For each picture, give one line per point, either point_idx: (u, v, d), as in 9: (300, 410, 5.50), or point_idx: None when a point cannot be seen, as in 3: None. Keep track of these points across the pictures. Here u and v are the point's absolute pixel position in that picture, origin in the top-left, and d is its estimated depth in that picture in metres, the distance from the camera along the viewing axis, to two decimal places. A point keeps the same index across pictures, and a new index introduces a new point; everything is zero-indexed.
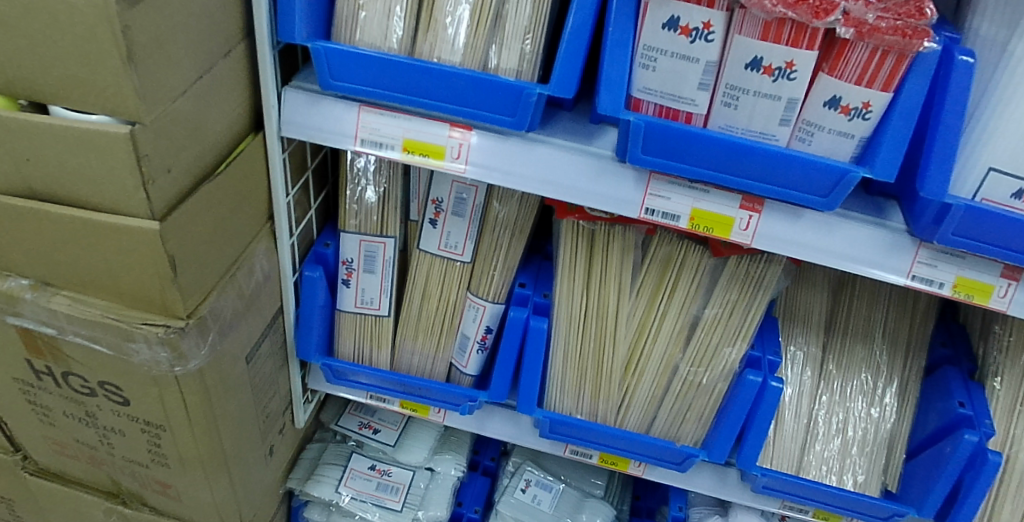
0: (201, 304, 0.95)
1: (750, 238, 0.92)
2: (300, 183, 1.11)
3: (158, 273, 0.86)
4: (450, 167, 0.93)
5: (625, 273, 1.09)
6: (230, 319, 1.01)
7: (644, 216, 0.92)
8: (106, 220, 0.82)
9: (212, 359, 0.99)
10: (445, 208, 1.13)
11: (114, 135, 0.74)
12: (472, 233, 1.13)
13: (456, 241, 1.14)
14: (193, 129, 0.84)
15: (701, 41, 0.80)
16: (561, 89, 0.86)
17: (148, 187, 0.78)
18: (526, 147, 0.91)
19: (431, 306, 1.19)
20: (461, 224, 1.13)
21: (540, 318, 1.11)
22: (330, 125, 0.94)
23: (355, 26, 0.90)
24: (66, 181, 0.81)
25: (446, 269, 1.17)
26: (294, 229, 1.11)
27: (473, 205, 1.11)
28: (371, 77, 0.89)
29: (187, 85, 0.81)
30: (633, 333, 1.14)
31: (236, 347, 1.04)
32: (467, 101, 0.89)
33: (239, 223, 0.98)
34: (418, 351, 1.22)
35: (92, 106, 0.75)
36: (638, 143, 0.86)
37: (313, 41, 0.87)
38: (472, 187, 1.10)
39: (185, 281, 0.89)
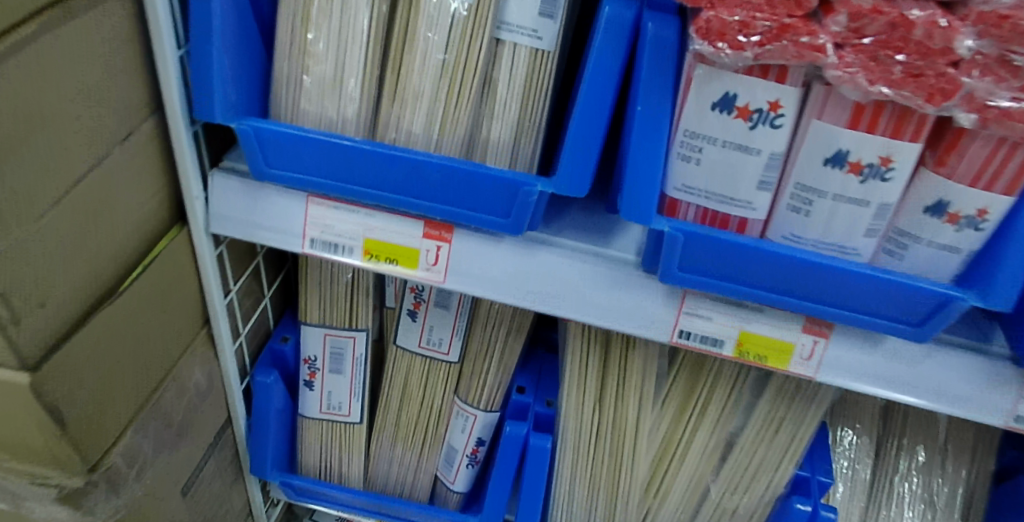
0: (111, 448, 0.74)
1: (814, 369, 0.71)
2: (247, 272, 0.90)
3: (38, 428, 0.66)
4: (424, 277, 0.73)
5: (647, 384, 0.88)
6: (154, 455, 0.80)
7: (677, 340, 0.71)
8: None
9: (131, 509, 0.78)
10: (427, 298, 0.92)
11: None
12: (459, 330, 0.93)
13: (440, 337, 0.93)
14: (75, 242, 0.64)
15: (765, 128, 0.59)
16: (569, 186, 0.65)
17: (9, 330, 0.59)
18: (524, 252, 0.71)
19: (411, 410, 0.98)
20: (446, 318, 0.92)
21: (542, 435, 0.90)
22: (272, 221, 0.73)
23: (299, 94, 0.69)
24: None
25: (429, 370, 0.96)
26: (240, 328, 0.91)
27: (460, 297, 0.90)
28: (321, 165, 0.68)
29: (64, 190, 0.61)
30: (655, 451, 0.93)
31: (165, 485, 0.84)
32: (447, 197, 0.68)
33: (160, 338, 0.77)
34: (397, 463, 1.01)
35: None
36: (675, 258, 0.65)
37: (240, 120, 0.66)
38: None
39: (80, 429, 0.69)
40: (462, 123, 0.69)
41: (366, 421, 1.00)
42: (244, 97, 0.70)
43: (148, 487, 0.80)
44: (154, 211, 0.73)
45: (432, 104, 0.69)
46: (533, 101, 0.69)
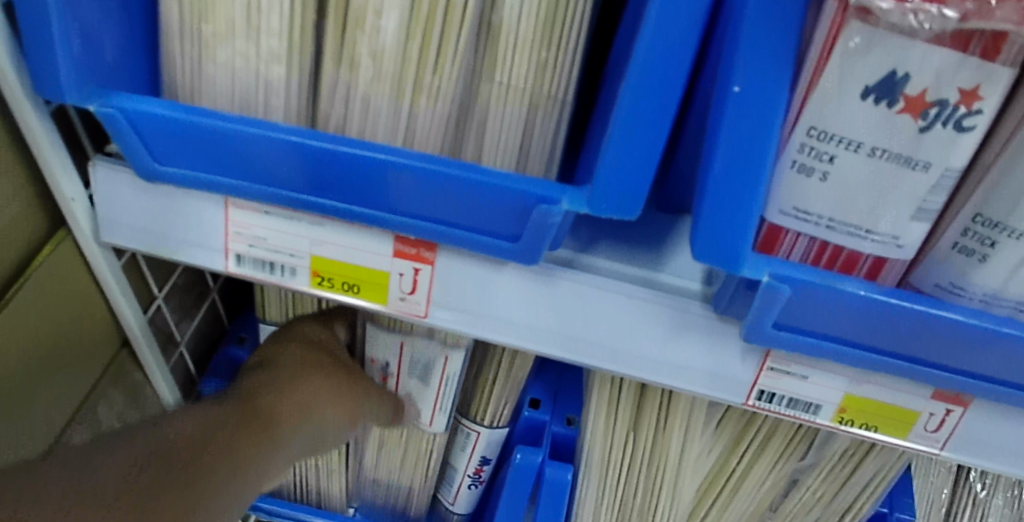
0: (86, 400, 0.65)
1: (940, 442, 0.51)
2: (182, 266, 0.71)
3: None
4: (398, 310, 0.52)
5: (698, 413, 0.67)
6: None
7: (752, 403, 0.51)
8: None
9: None
10: (395, 371, 0.73)
11: None
12: (443, 405, 0.73)
13: (419, 410, 0.75)
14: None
15: (945, 130, 0.37)
16: (609, 202, 0.42)
17: None
18: (542, 282, 0.48)
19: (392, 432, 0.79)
20: (427, 393, 0.73)
21: (561, 466, 0.71)
22: (182, 234, 0.52)
23: (203, 51, 0.47)
24: None
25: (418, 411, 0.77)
26: (177, 335, 0.72)
27: (443, 376, 0.70)
28: (235, 161, 0.45)
29: None
30: (700, 486, 0.74)
31: None
32: (424, 210, 0.45)
33: (143, 290, 0.66)
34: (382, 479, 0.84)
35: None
36: (767, 314, 0.43)
37: (102, 98, 0.43)
38: (440, 354, 0.68)
39: (32, 390, 0.59)
40: (446, 94, 0.46)
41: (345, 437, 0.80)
42: (121, 53, 0.47)
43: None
44: (8, 225, 0.52)
45: (398, 66, 0.45)
46: (556, 63, 0.45)
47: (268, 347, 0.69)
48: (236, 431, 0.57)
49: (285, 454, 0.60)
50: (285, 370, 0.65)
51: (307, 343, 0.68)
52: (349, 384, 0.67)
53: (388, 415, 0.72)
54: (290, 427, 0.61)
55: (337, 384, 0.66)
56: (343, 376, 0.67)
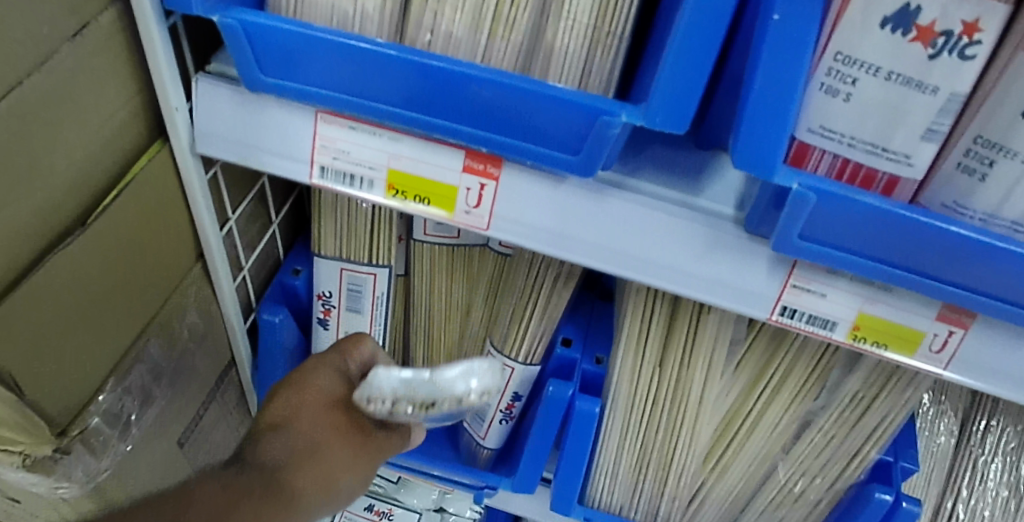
0: (163, 308, 0.71)
1: (943, 363, 0.57)
2: (251, 196, 0.78)
3: (65, 312, 0.59)
4: (465, 222, 0.57)
5: (719, 352, 0.73)
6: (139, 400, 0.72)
7: (776, 318, 0.57)
8: None
9: (137, 445, 0.73)
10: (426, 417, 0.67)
11: None
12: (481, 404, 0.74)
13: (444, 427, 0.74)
14: (9, 173, 0.50)
15: (951, 58, 0.43)
16: (660, 119, 0.48)
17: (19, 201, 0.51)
18: (594, 198, 0.54)
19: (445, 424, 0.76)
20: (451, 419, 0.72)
21: (590, 399, 0.77)
22: (272, 144, 0.58)
23: None
24: None
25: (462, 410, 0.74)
26: (243, 260, 0.79)
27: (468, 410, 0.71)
28: (333, 74, 0.52)
29: None
30: (717, 425, 0.80)
31: (166, 422, 0.77)
32: (495, 124, 0.52)
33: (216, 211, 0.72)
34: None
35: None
36: (796, 223, 0.49)
37: (222, 11, 0.50)
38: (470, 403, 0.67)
39: (123, 293, 0.65)
40: (516, 25, 0.52)
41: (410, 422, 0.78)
42: None
43: (135, 445, 0.72)
44: (121, 127, 0.59)
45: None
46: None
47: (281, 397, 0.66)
48: (263, 502, 0.56)
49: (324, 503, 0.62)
50: (306, 433, 0.63)
51: (328, 399, 0.66)
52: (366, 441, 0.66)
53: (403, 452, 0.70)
54: (310, 495, 0.60)
55: (359, 443, 0.65)
56: (353, 438, 0.65)
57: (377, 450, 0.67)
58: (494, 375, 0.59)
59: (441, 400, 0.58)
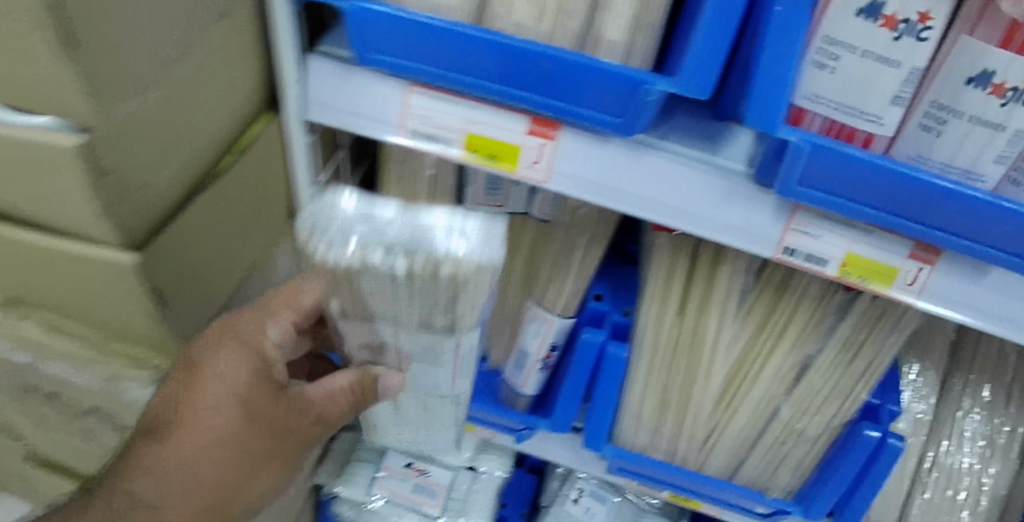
0: (263, 253, 0.85)
1: (916, 294, 0.70)
2: (331, 163, 0.90)
3: (201, 248, 0.72)
4: (527, 176, 0.69)
5: (731, 302, 0.87)
6: None
7: (780, 256, 0.70)
8: (71, 248, 0.66)
9: None
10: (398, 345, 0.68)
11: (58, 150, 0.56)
12: (466, 365, 0.72)
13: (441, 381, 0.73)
14: (171, 127, 0.65)
15: (909, 40, 0.56)
16: (690, 87, 0.60)
17: (174, 150, 0.66)
18: (634, 156, 0.66)
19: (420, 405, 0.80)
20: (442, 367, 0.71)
21: (620, 345, 0.89)
22: (370, 110, 0.71)
23: None
24: (24, 201, 0.64)
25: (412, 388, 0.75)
26: None
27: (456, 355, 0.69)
28: (428, 50, 0.64)
29: (161, 69, 0.61)
30: (730, 367, 0.93)
31: None
32: (557, 92, 0.63)
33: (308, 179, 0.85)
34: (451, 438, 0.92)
35: (28, 102, 0.57)
36: (795, 170, 0.62)
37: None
38: (451, 339, 0.66)
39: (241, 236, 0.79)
40: (573, 17, 0.66)
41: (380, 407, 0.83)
42: None
43: None
44: (245, 98, 0.74)
45: None
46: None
47: (177, 384, 0.69)
48: None
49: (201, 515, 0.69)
50: (189, 436, 0.68)
51: (221, 394, 0.68)
52: (276, 425, 0.70)
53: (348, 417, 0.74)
54: None
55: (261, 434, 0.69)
56: (264, 428, 0.70)
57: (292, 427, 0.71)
58: (491, 245, 0.59)
59: (419, 255, 0.58)
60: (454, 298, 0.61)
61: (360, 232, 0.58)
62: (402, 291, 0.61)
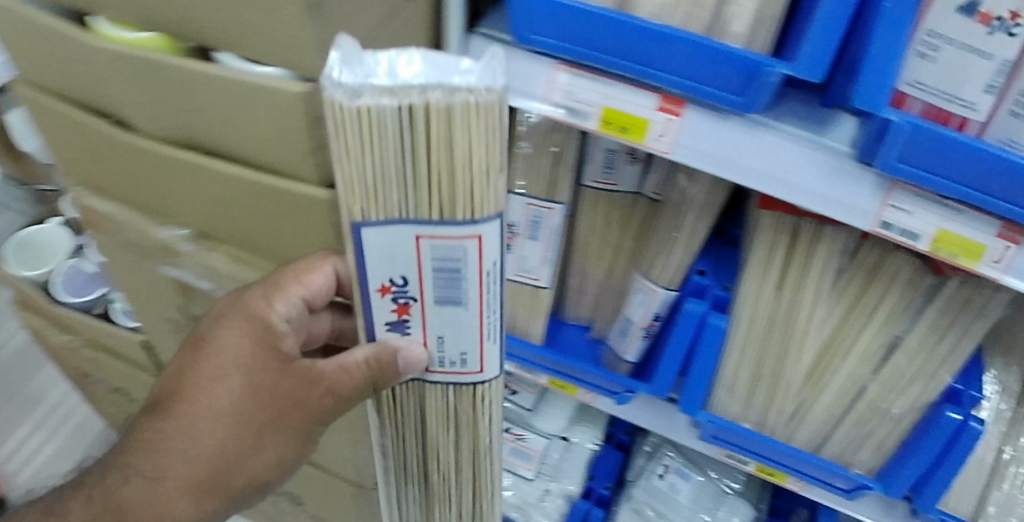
0: None
1: (1002, 271, 0.77)
2: None
3: None
4: (653, 147, 0.79)
5: (826, 280, 0.95)
6: None
7: (876, 229, 0.79)
8: (271, 182, 0.80)
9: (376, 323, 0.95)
10: (420, 298, 0.68)
11: (287, 95, 0.71)
12: (490, 335, 0.71)
13: (465, 346, 0.72)
14: None
15: (1002, 35, 0.65)
16: (808, 71, 0.69)
17: None
18: (749, 132, 0.76)
19: (426, 440, 0.84)
20: (462, 315, 0.69)
21: (720, 315, 0.97)
22: (519, 85, 0.81)
23: None
24: (238, 142, 0.79)
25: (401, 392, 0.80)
26: None
27: (476, 277, 0.66)
28: (580, 33, 0.74)
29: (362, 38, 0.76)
30: (821, 344, 1.01)
31: None
32: (690, 72, 0.72)
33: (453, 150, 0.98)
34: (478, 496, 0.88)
35: (270, 61, 0.72)
36: (894, 149, 0.71)
37: None
38: (473, 234, 0.63)
39: None
40: None
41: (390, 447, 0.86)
42: None
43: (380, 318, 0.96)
44: None
45: None
46: None
47: (187, 359, 0.76)
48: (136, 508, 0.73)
49: (208, 484, 0.76)
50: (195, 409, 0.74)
51: (225, 368, 0.75)
52: (283, 397, 0.77)
53: (355, 398, 0.79)
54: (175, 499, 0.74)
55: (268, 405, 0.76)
56: (271, 400, 0.76)
57: (300, 399, 0.77)
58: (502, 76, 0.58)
59: (434, 91, 0.57)
60: (466, 132, 0.59)
61: (366, 76, 0.58)
62: (413, 132, 0.60)
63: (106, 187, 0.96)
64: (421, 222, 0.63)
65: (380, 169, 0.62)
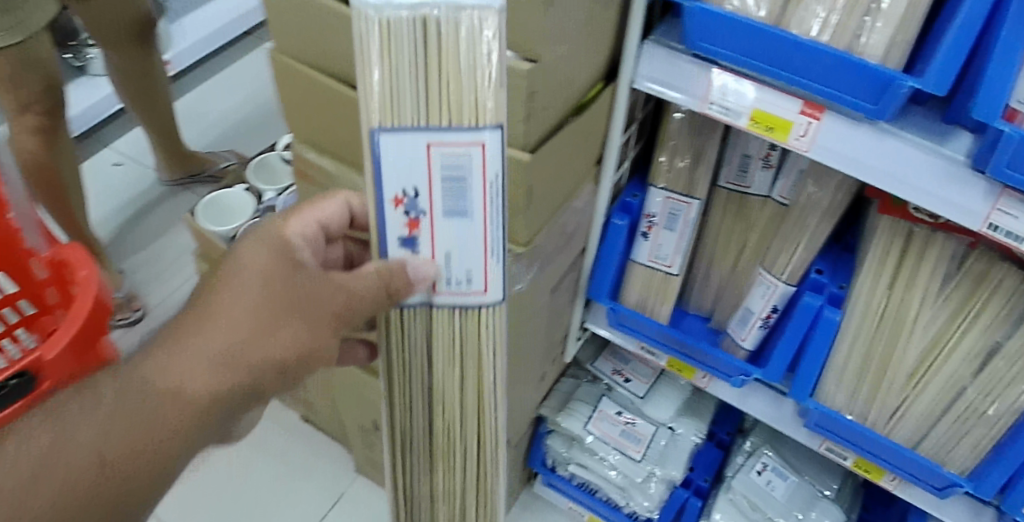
0: (579, 188, 1.10)
1: None
2: (628, 132, 1.12)
3: (560, 166, 0.99)
4: (793, 144, 0.94)
5: (934, 283, 1.07)
6: (550, 253, 1.11)
7: (985, 230, 0.89)
8: None
9: (536, 281, 1.11)
10: (428, 212, 0.71)
11: (514, 70, 0.81)
12: (495, 251, 0.73)
13: (467, 268, 0.74)
14: (568, 75, 0.90)
15: None
16: (934, 85, 0.82)
17: (568, 89, 0.92)
18: (876, 137, 0.90)
19: (432, 419, 0.85)
20: (463, 226, 0.71)
21: (834, 309, 1.11)
22: (683, 85, 0.97)
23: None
24: None
25: (405, 323, 0.79)
26: (617, 171, 1.16)
27: (482, 184, 0.69)
28: (742, 44, 0.90)
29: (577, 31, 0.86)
30: (926, 344, 1.12)
31: (549, 278, 1.16)
32: (833, 81, 0.88)
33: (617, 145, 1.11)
34: (479, 481, 0.88)
35: None
36: (1005, 157, 0.82)
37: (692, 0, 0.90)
38: (478, 138, 0.68)
39: (574, 170, 1.04)
40: (849, 30, 0.89)
41: (394, 428, 0.87)
42: None
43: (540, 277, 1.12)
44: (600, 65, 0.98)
45: (829, 11, 0.90)
46: (914, 13, 0.87)
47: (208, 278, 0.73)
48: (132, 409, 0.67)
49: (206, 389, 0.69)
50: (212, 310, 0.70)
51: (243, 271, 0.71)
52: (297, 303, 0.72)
53: (364, 305, 0.74)
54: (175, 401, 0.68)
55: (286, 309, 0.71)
56: (286, 306, 0.71)
57: (312, 309, 0.72)
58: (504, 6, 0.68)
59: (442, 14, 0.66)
60: (472, 51, 0.68)
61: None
62: (426, 58, 0.68)
63: (326, 145, 1.18)
64: (432, 129, 0.68)
65: (396, 81, 0.68)
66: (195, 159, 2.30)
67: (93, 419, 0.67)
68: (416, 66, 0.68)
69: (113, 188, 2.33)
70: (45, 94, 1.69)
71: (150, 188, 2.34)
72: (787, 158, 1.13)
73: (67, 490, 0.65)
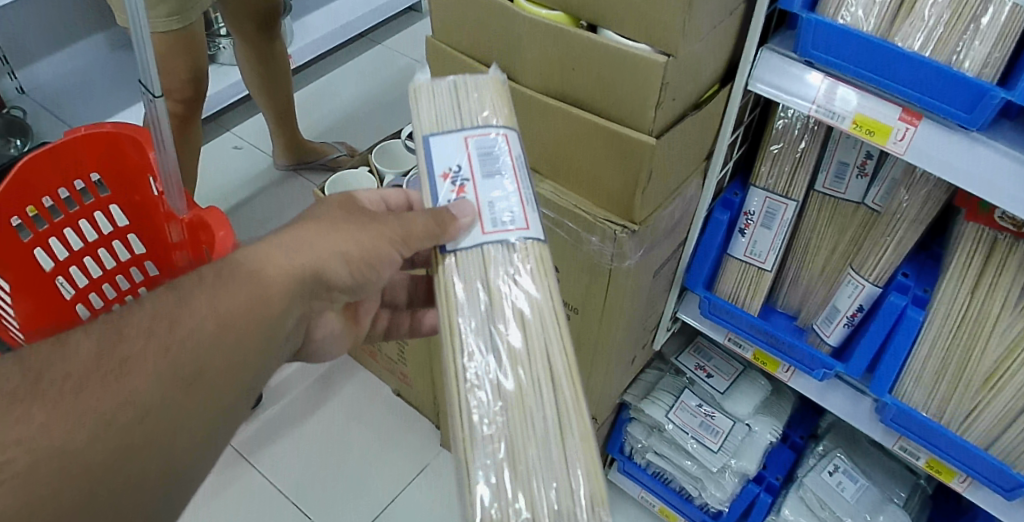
0: (687, 179, 1.23)
1: None
2: (736, 133, 1.26)
3: (676, 153, 1.13)
4: (891, 147, 1.05)
5: (1014, 291, 1.15)
6: (657, 237, 1.24)
7: None
8: (612, 129, 1.07)
9: (641, 261, 1.23)
10: (470, 179, 0.84)
11: (653, 62, 0.97)
12: (529, 201, 0.83)
13: (507, 210, 0.82)
14: (691, 71, 1.04)
15: None
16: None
17: (691, 83, 1.06)
18: (967, 144, 1.00)
19: (500, 367, 0.79)
20: (498, 183, 0.83)
21: (917, 310, 1.21)
22: (792, 89, 1.09)
23: (841, 8, 1.06)
24: (587, 97, 1.09)
25: (458, 267, 0.83)
26: (722, 171, 1.30)
27: (509, 157, 0.85)
28: (850, 53, 1.04)
29: (705, 34, 1.01)
30: (1002, 350, 1.19)
31: (653, 261, 1.29)
32: (930, 91, 1.00)
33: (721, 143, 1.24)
34: (560, 431, 0.76)
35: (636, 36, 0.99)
36: None
37: (808, 13, 1.04)
38: (500, 131, 0.86)
39: (684, 160, 1.17)
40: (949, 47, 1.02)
41: (464, 398, 0.78)
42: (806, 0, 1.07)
43: (646, 258, 1.25)
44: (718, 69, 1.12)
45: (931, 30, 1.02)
46: (1009, 35, 0.98)
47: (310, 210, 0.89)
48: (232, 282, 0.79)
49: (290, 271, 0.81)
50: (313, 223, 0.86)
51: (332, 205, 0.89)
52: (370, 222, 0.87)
53: (420, 233, 0.82)
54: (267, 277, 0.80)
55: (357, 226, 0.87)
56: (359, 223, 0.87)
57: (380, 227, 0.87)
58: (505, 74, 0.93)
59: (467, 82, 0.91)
60: (491, 93, 0.90)
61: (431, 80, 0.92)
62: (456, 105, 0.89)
63: None
64: (465, 127, 0.87)
65: (436, 112, 0.88)
66: (309, 149, 2.53)
67: (205, 285, 0.78)
68: (451, 104, 0.89)
69: (240, 171, 2.59)
70: (188, 80, 1.90)
71: (270, 173, 2.58)
72: (882, 167, 1.23)
73: (197, 335, 0.76)
